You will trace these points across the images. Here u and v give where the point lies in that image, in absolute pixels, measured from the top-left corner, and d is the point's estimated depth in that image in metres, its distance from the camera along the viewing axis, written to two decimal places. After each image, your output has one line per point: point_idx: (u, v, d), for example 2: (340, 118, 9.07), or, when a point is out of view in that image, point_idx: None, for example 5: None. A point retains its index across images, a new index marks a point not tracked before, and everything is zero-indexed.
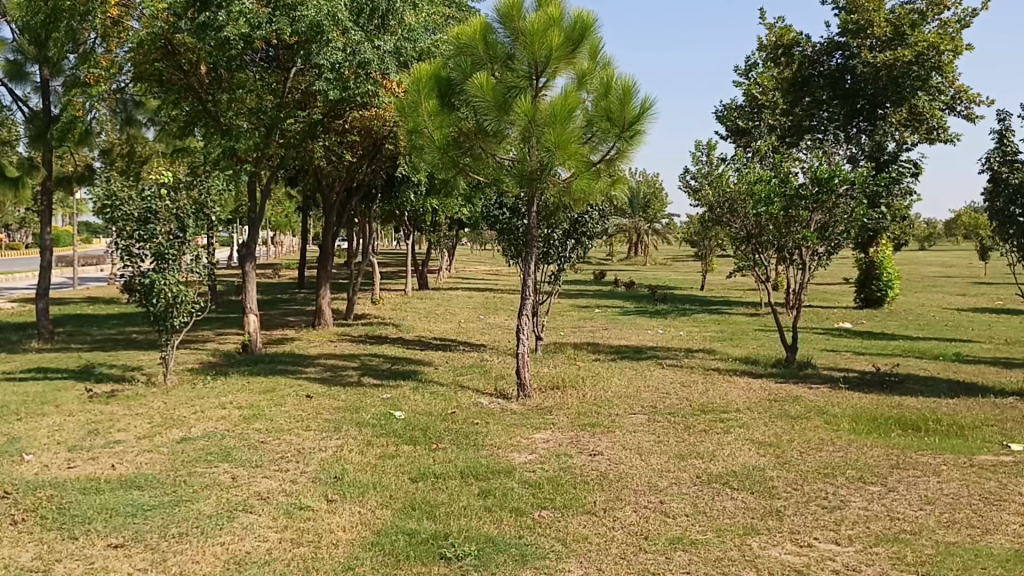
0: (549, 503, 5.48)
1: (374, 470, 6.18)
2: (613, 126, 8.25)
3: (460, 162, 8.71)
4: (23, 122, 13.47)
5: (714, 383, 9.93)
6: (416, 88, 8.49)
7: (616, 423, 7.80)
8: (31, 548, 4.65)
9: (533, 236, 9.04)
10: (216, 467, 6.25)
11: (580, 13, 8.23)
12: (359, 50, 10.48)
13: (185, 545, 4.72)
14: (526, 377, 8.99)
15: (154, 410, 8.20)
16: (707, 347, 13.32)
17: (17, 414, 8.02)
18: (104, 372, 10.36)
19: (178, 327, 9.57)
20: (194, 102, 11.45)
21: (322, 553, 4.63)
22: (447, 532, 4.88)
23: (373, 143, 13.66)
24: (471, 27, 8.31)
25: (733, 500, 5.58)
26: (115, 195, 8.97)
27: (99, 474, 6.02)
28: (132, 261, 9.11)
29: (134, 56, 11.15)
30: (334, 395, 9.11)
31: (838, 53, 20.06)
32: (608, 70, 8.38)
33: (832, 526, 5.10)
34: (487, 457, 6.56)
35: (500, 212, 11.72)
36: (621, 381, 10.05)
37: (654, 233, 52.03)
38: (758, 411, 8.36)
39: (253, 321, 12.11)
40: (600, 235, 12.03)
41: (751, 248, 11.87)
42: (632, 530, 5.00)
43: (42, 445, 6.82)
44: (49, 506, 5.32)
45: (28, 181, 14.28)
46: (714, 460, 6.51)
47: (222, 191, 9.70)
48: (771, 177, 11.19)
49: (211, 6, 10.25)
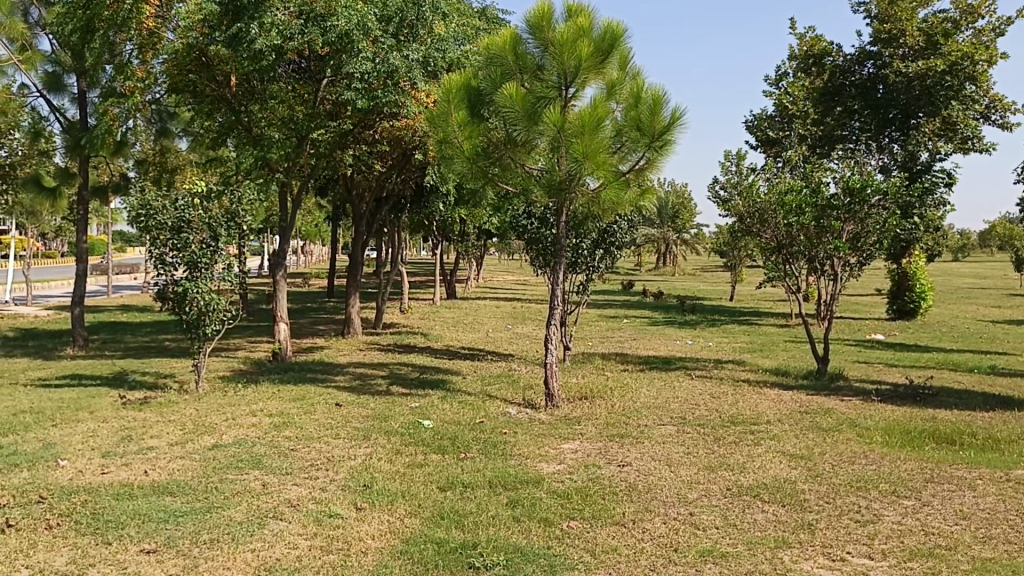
0: (578, 513, 5.47)
1: (403, 479, 6.20)
2: (643, 136, 8.26)
3: (489, 171, 8.74)
4: (60, 132, 13.73)
5: (744, 394, 9.84)
6: (446, 98, 8.49)
7: (645, 433, 7.77)
8: (66, 553, 4.71)
9: (562, 246, 9.02)
10: (247, 474, 6.31)
11: (610, 23, 8.25)
12: (388, 60, 10.58)
13: (216, 552, 4.75)
14: (555, 387, 8.99)
15: (186, 417, 8.28)
16: (736, 358, 13.23)
17: (52, 420, 8.14)
18: (137, 380, 10.48)
19: (210, 335, 9.69)
20: (228, 113, 11.62)
21: (352, 561, 4.64)
22: (476, 541, 4.89)
23: (403, 152, 13.76)
24: (501, 38, 8.35)
25: (765, 513, 5.52)
26: (150, 204, 9.11)
27: (132, 480, 6.09)
28: (165, 269, 9.23)
29: (168, 67, 11.33)
30: (363, 403, 9.15)
31: (869, 62, 19.91)
32: (638, 79, 8.37)
33: (865, 540, 5.04)
34: (516, 467, 6.57)
35: (528, 221, 11.73)
36: (650, 392, 10.00)
37: (683, 243, 51.81)
38: (789, 423, 8.28)
39: (283, 330, 12.19)
40: (628, 245, 12.03)
41: (781, 258, 11.79)
42: (661, 542, 4.97)
43: (77, 451, 6.92)
44: (84, 511, 5.39)
45: (64, 190, 14.53)
46: (744, 473, 6.46)
47: (254, 200, 9.76)
48: (803, 188, 11.10)
49: (244, 17, 10.39)
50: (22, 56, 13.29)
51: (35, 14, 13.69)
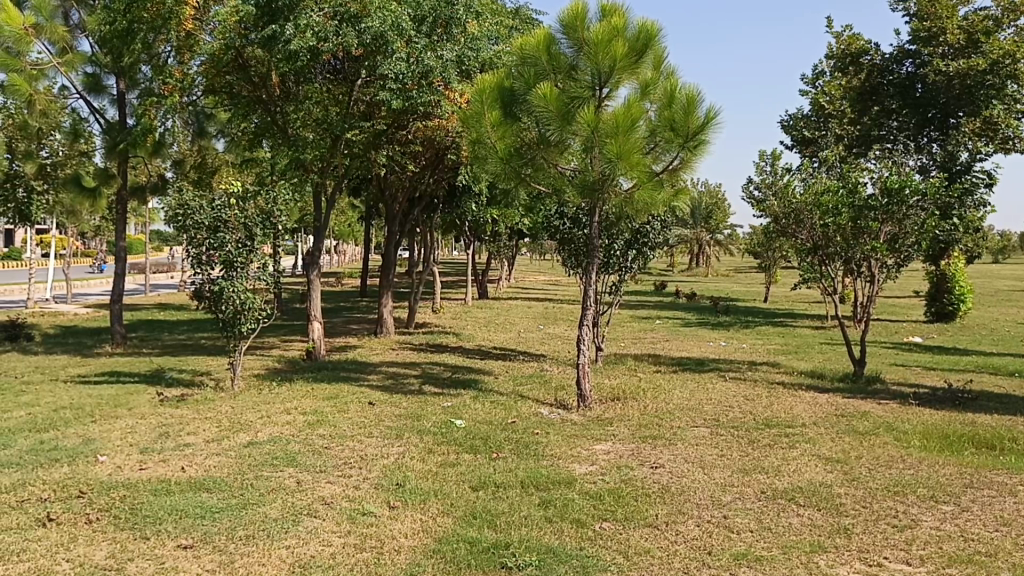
0: (611, 515, 5.45)
1: (435, 478, 6.22)
2: (677, 136, 8.21)
3: (522, 172, 8.74)
4: (100, 133, 13.95)
5: (779, 397, 9.74)
6: (479, 98, 8.49)
7: (678, 436, 7.72)
8: (105, 547, 4.78)
9: (594, 247, 8.99)
10: (282, 471, 6.37)
11: (645, 23, 8.21)
12: (422, 60, 10.63)
13: (251, 548, 4.80)
14: (587, 388, 8.96)
15: (221, 415, 8.37)
16: (771, 360, 13.12)
17: (91, 416, 8.27)
18: (174, 377, 10.62)
19: (245, 333, 9.78)
20: (263, 114, 11.74)
21: (386, 559, 4.67)
22: (508, 541, 4.89)
23: (436, 152, 13.82)
24: (535, 38, 8.35)
25: (800, 517, 5.46)
26: (187, 204, 9.23)
27: (170, 476, 6.17)
28: (202, 269, 9.35)
29: (206, 69, 11.47)
30: (396, 402, 9.20)
31: (908, 61, 19.82)
32: (672, 79, 8.33)
33: (902, 545, 4.97)
34: (548, 467, 6.56)
35: (561, 222, 11.71)
36: (683, 393, 9.94)
37: (716, 244, 51.41)
38: (826, 426, 8.17)
39: (317, 329, 12.28)
40: (660, 246, 11.98)
41: (817, 260, 11.64)
42: (694, 545, 4.94)
43: (116, 447, 7.03)
44: (123, 506, 5.48)
45: (104, 191, 14.75)
46: (779, 476, 6.39)
47: (288, 200, 9.84)
48: (839, 188, 11.01)
49: (280, 19, 10.50)
50: (63, 58, 13.50)
51: (75, 16, 13.93)
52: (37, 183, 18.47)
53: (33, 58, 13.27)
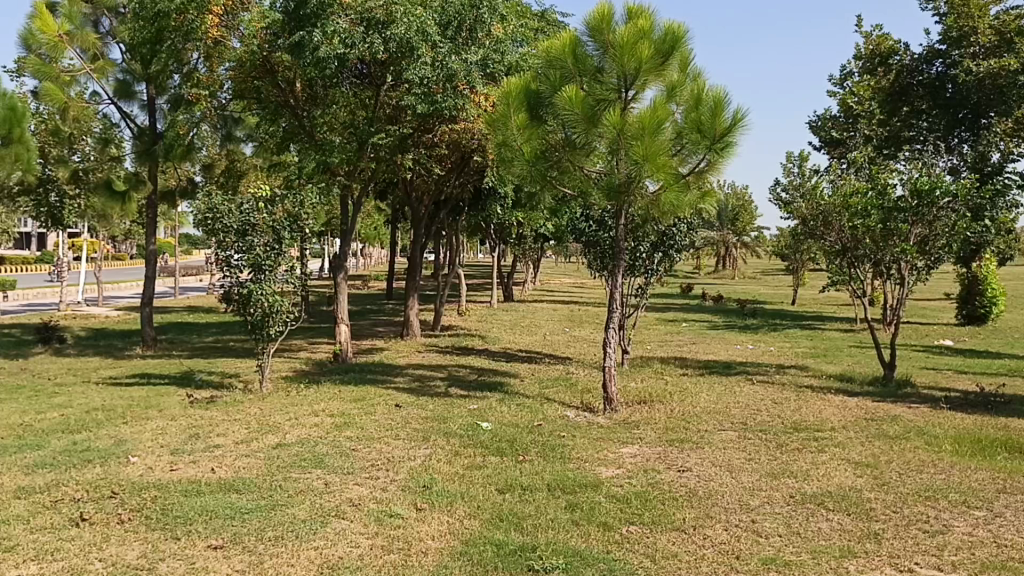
0: (637, 518, 5.43)
1: (461, 480, 6.24)
2: (703, 138, 8.19)
3: (548, 175, 8.76)
4: (130, 138, 14.14)
5: (808, 401, 9.66)
6: (506, 101, 8.50)
7: (705, 439, 7.67)
8: (137, 547, 4.84)
9: (621, 249, 8.97)
10: (310, 473, 6.41)
11: (671, 24, 8.20)
12: (447, 64, 10.65)
13: (281, 549, 4.85)
14: (613, 391, 8.93)
15: (250, 416, 8.45)
16: (799, 364, 13.01)
17: (123, 418, 8.38)
18: (203, 379, 10.75)
19: (274, 336, 9.85)
20: (291, 119, 11.84)
21: (412, 561, 4.69)
22: (535, 544, 4.89)
23: (461, 155, 13.87)
24: (561, 41, 8.37)
25: (829, 522, 5.42)
26: (216, 208, 9.33)
27: (200, 477, 6.24)
28: (231, 272, 9.44)
29: (234, 75, 11.59)
30: (422, 404, 9.24)
31: (938, 61, 19.59)
32: (698, 82, 8.31)
33: (934, 551, 4.91)
34: (575, 471, 6.54)
35: (586, 224, 11.70)
36: (710, 397, 9.87)
37: (744, 246, 50.89)
38: (856, 430, 8.10)
39: (345, 331, 12.36)
40: (687, 248, 11.92)
41: (846, 262, 11.52)
42: (722, 549, 4.91)
43: (147, 448, 7.10)
44: (154, 506, 5.54)
45: (134, 195, 14.94)
46: (808, 480, 6.34)
47: (315, 204, 9.90)
48: (868, 189, 10.87)
49: (307, 25, 10.57)
50: (95, 65, 13.67)
51: (105, 23, 14.00)
52: (69, 188, 18.75)
53: (64, 66, 13.40)
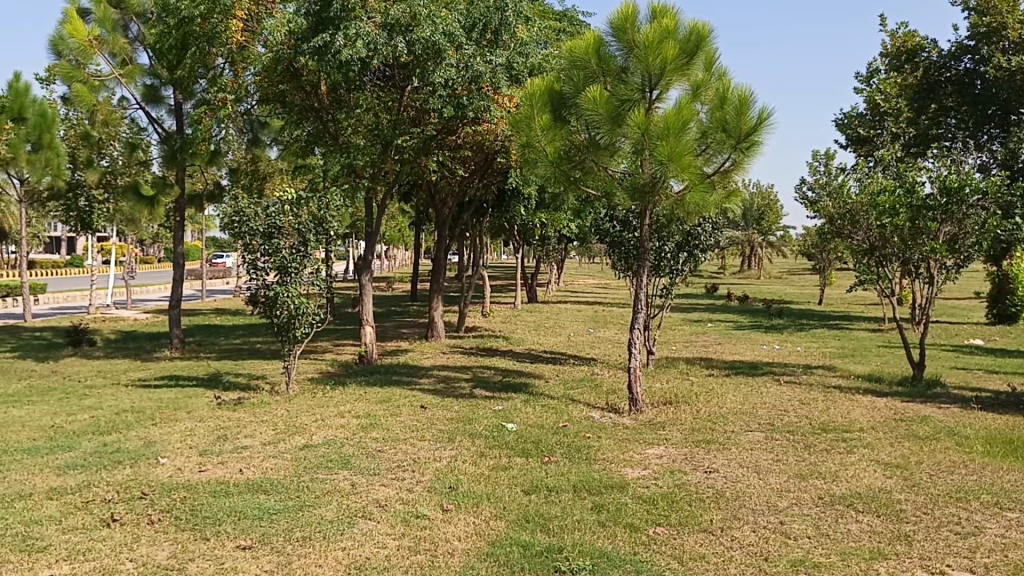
0: (664, 520, 5.40)
1: (487, 482, 6.23)
2: (729, 138, 8.15)
3: (572, 176, 8.74)
4: (157, 142, 14.27)
5: (835, 401, 9.58)
6: (529, 102, 8.51)
7: (733, 440, 7.63)
8: (167, 547, 4.89)
9: (645, 249, 8.91)
10: (337, 474, 6.44)
11: (696, 24, 8.15)
12: (472, 65, 10.65)
13: (309, 549, 4.88)
14: (639, 391, 8.91)
15: (278, 417, 8.53)
16: (827, 364, 12.88)
17: (152, 419, 8.49)
18: (231, 381, 10.85)
19: (300, 338, 9.91)
20: (316, 122, 11.93)
21: (439, 561, 4.70)
22: (562, 545, 4.88)
23: (485, 157, 13.90)
24: (585, 41, 8.33)
25: (859, 523, 5.37)
26: (242, 211, 9.42)
27: (228, 478, 6.29)
28: (257, 275, 9.48)
29: (259, 80, 11.66)
30: (448, 405, 9.27)
31: (967, 57, 19.08)
32: (723, 81, 8.27)
33: (966, 553, 4.85)
34: (600, 472, 6.52)
35: (611, 224, 11.66)
36: (737, 397, 9.80)
37: (770, 246, 50.45)
38: (884, 431, 8.00)
39: (369, 333, 12.41)
40: (712, 248, 11.84)
41: (874, 260, 11.44)
42: (750, 551, 4.88)
43: (176, 450, 7.17)
44: (184, 507, 5.60)
45: (162, 199, 15.07)
46: (837, 482, 6.28)
47: (340, 207, 9.96)
48: (896, 188, 10.71)
49: (331, 28, 10.59)
50: (124, 69, 13.80)
51: (134, 28, 14.15)
52: (97, 193, 18.94)
53: (92, 71, 13.58)
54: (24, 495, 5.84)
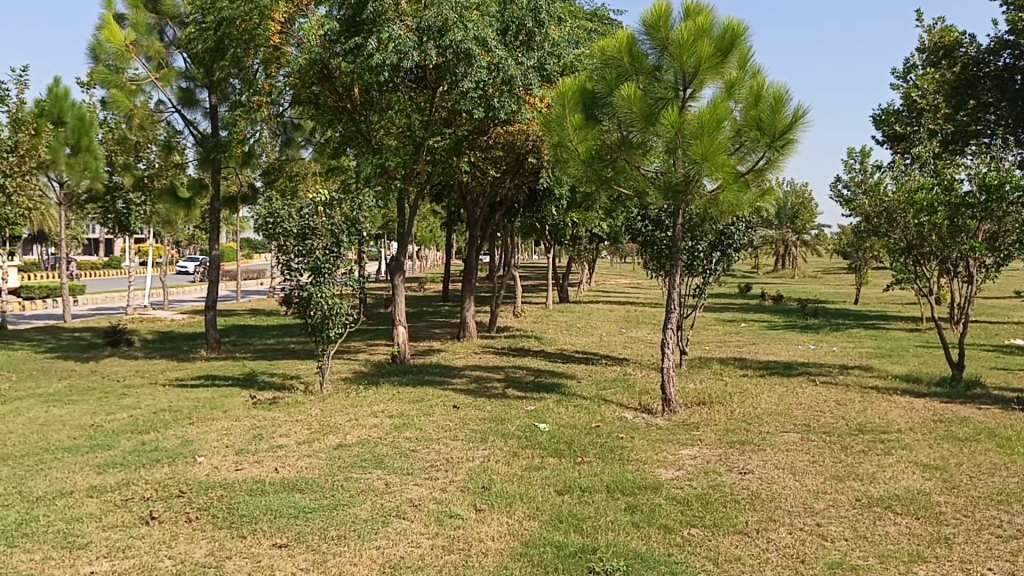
0: (699, 521, 5.37)
1: (520, 482, 6.24)
2: (763, 136, 8.08)
3: (605, 175, 8.70)
4: (193, 145, 14.45)
5: (873, 402, 9.45)
6: (560, 102, 8.52)
7: (768, 441, 7.56)
8: (205, 545, 4.95)
9: (679, 248, 8.84)
10: (371, 473, 6.48)
11: (731, 22, 8.09)
12: (504, 67, 10.69)
13: (344, 548, 4.90)
14: (672, 391, 8.86)
15: (312, 417, 8.60)
16: (863, 364, 12.73)
17: (189, 418, 8.59)
18: (265, 380, 10.95)
19: (333, 338, 9.95)
20: (348, 124, 12.00)
21: (473, 561, 4.70)
22: (595, 546, 4.86)
23: (516, 158, 13.91)
24: (617, 40, 8.32)
25: (897, 526, 5.29)
26: (277, 213, 9.51)
27: (264, 477, 6.35)
28: (292, 275, 9.58)
29: (293, 81, 11.75)
30: (480, 406, 9.27)
31: (1006, 53, 18.08)
32: (758, 78, 8.19)
33: (1008, 556, 4.76)
34: (633, 472, 6.50)
35: (643, 224, 11.60)
36: (771, 398, 9.73)
37: (804, 245, 49.87)
38: (923, 432, 7.89)
39: (402, 333, 12.46)
40: (746, 247, 11.75)
41: (911, 259, 11.30)
42: (787, 553, 4.83)
43: (212, 448, 7.26)
44: (221, 505, 5.67)
45: (198, 201, 15.26)
46: (874, 483, 6.20)
47: (372, 207, 10.01)
48: (933, 185, 10.50)
49: (364, 32, 10.63)
50: (159, 73, 14.01)
51: (169, 33, 14.38)
52: (135, 197, 19.06)
53: (130, 75, 13.80)
54: (65, 493, 5.94)
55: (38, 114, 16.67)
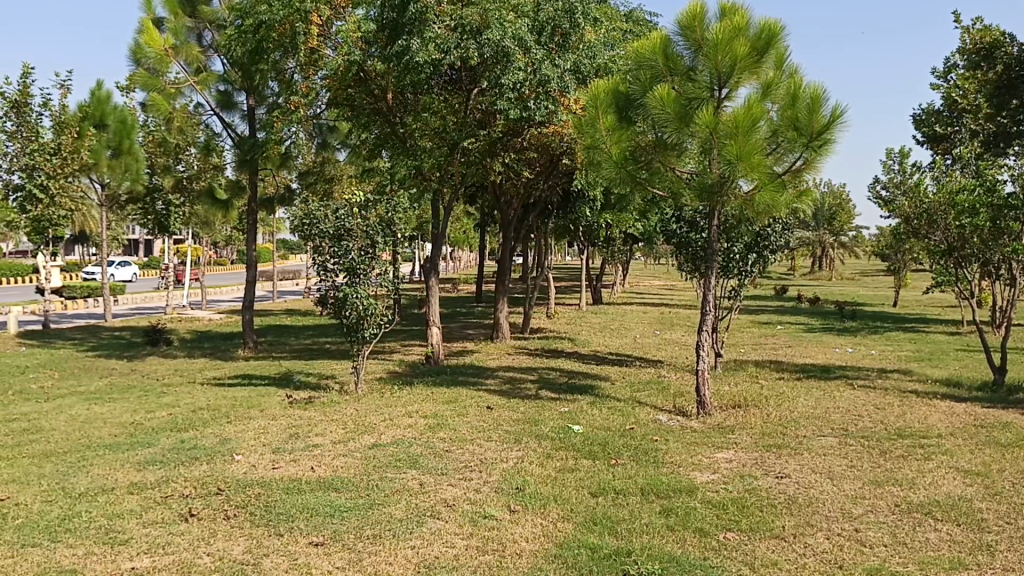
0: (735, 525, 5.33)
1: (555, 483, 6.24)
2: (801, 136, 8.01)
3: (638, 177, 8.66)
4: (231, 146, 14.61)
5: (912, 406, 9.31)
6: (594, 103, 8.52)
7: (804, 445, 7.46)
8: (242, 542, 5.01)
9: (714, 250, 8.77)
10: (405, 473, 6.52)
11: (767, 22, 8.02)
12: (540, 69, 10.69)
13: (379, 547, 4.93)
14: (706, 394, 8.80)
15: (347, 416, 8.68)
16: (902, 367, 12.56)
17: (226, 417, 8.67)
18: (301, 380, 11.04)
19: (368, 338, 9.99)
20: (383, 125, 11.98)
21: (508, 562, 4.71)
22: (630, 549, 4.85)
23: (550, 159, 13.91)
24: (651, 41, 8.26)
25: (937, 532, 5.22)
26: (312, 214, 9.59)
27: (300, 475, 6.42)
28: (327, 276, 9.66)
29: (329, 84, 11.85)
30: (514, 407, 9.29)
31: None
32: (795, 78, 8.12)
33: None
34: (668, 475, 6.48)
35: (677, 225, 11.52)
36: (808, 401, 9.62)
37: (841, 246, 49.39)
38: (964, 437, 7.77)
39: (436, 334, 12.50)
40: (782, 249, 11.62)
41: (953, 261, 11.11)
42: (824, 558, 4.78)
43: (250, 447, 7.35)
44: (259, 503, 5.73)
45: (235, 202, 15.46)
46: (914, 489, 6.11)
47: (407, 208, 10.05)
48: (975, 187, 10.14)
49: (401, 35, 10.71)
50: (198, 77, 14.17)
51: (208, 36, 14.55)
52: (175, 196, 19.42)
53: (170, 79, 13.97)
54: (106, 489, 6.04)
55: (81, 118, 17.33)
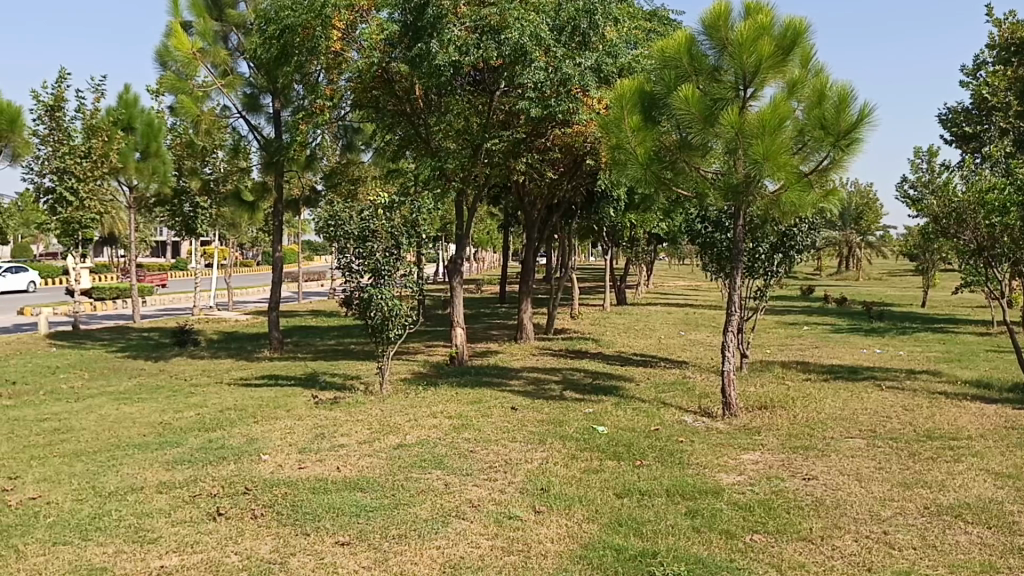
0: (761, 527, 5.30)
1: (580, 484, 6.24)
2: (827, 135, 7.95)
3: (663, 177, 8.62)
4: (257, 149, 14.73)
5: (941, 407, 9.20)
6: (619, 103, 8.47)
7: (832, 447, 7.40)
8: (270, 541, 5.05)
9: (740, 250, 8.70)
10: (430, 473, 6.54)
11: (793, 20, 7.94)
12: (561, 68, 10.65)
13: (404, 547, 4.95)
14: (733, 396, 8.76)
15: (373, 416, 8.72)
16: (931, 368, 12.43)
17: (253, 417, 8.74)
18: (327, 381, 11.10)
19: (393, 339, 10.03)
20: (407, 127, 12.03)
21: (533, 562, 4.72)
22: (656, 550, 4.84)
23: (575, 159, 13.90)
24: (675, 41, 8.22)
25: (968, 535, 5.15)
26: (337, 216, 9.65)
27: (326, 475, 6.45)
28: (353, 277, 9.71)
29: (353, 86, 11.93)
30: (538, 407, 9.29)
31: None
32: (821, 77, 8.06)
33: None
34: (693, 476, 6.45)
35: (702, 225, 11.46)
36: (836, 402, 9.54)
37: (869, 246, 48.92)
38: (995, 439, 7.67)
39: (460, 334, 12.52)
40: (809, 249, 11.51)
41: (982, 261, 10.95)
42: (853, 561, 4.74)
43: (277, 446, 7.41)
44: (285, 502, 5.77)
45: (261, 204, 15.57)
46: (944, 491, 6.04)
47: (431, 209, 10.08)
48: (1006, 185, 10.17)
49: (424, 37, 10.76)
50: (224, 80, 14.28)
51: (234, 39, 14.70)
52: (203, 199, 19.62)
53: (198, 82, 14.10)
54: (136, 488, 6.11)
55: (111, 123, 17.52)
